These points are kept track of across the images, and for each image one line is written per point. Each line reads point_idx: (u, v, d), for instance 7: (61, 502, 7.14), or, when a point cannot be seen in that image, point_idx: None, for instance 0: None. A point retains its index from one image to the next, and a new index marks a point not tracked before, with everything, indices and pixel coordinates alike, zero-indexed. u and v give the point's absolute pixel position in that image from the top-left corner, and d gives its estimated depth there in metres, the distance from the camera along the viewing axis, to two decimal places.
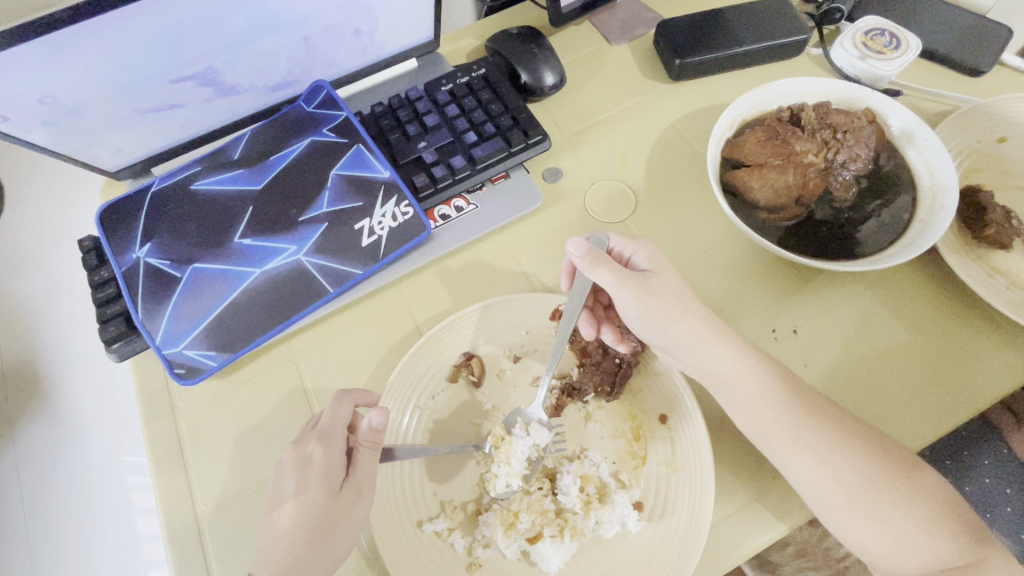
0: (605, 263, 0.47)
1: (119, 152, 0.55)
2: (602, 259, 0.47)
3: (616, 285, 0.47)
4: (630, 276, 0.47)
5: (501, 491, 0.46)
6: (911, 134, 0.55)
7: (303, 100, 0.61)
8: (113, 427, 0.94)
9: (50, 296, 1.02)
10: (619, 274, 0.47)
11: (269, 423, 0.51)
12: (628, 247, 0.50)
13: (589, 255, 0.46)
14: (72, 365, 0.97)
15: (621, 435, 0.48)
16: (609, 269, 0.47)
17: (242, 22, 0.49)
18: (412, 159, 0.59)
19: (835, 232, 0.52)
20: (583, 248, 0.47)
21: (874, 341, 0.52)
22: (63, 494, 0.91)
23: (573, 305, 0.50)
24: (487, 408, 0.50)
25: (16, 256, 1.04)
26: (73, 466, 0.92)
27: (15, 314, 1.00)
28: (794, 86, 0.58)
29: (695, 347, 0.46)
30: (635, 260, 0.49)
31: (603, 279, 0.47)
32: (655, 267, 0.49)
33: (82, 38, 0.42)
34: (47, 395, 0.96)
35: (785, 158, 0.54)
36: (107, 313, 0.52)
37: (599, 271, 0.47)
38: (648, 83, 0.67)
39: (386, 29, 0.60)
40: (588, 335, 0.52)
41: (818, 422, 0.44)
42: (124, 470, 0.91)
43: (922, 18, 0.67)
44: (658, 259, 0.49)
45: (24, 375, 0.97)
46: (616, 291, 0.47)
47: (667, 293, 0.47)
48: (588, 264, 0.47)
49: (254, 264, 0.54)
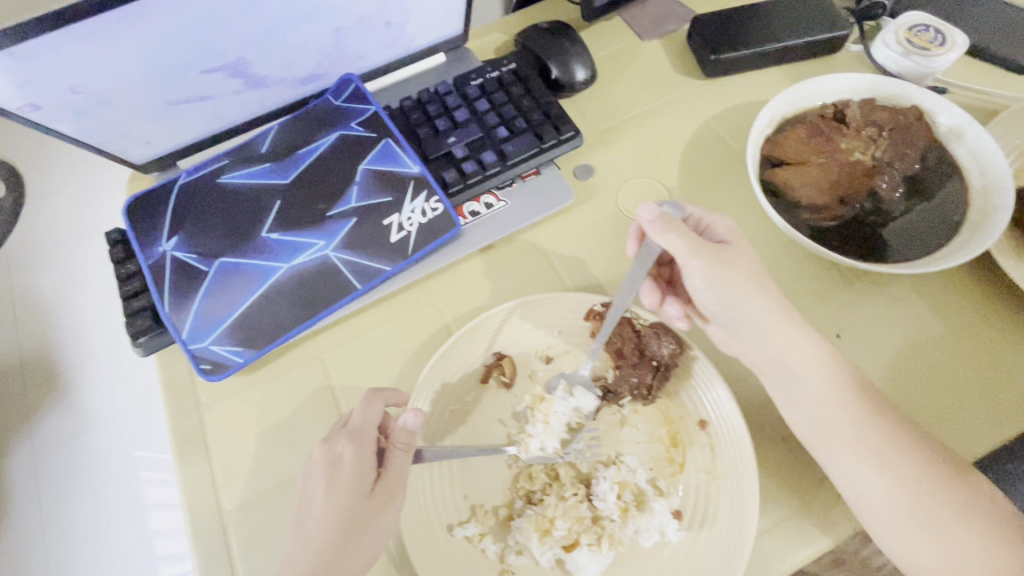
0: (678, 228, 0.43)
1: (148, 143, 0.55)
2: (675, 223, 0.44)
3: (689, 253, 0.44)
4: (706, 244, 0.44)
5: (533, 453, 0.46)
6: (961, 132, 0.53)
7: (331, 94, 0.60)
8: (131, 420, 0.94)
9: (68, 290, 1.02)
10: (692, 241, 0.44)
11: (295, 421, 0.50)
12: (706, 216, 0.48)
13: (660, 219, 0.43)
14: (92, 359, 0.97)
15: (658, 440, 0.46)
16: (683, 235, 0.43)
17: (276, 11, 0.48)
18: (441, 155, 0.58)
19: (884, 233, 0.50)
20: (653, 212, 0.43)
21: (922, 348, 0.50)
22: (80, 487, 0.91)
23: (637, 272, 0.46)
24: (519, 409, 0.48)
25: (34, 250, 1.05)
26: (90, 459, 0.92)
27: (34, 309, 1.01)
28: (837, 83, 0.56)
29: (762, 328, 0.44)
30: (713, 229, 0.47)
31: (675, 246, 0.43)
32: (733, 240, 0.46)
33: (116, 25, 0.42)
34: (65, 390, 0.96)
35: (829, 156, 0.52)
36: (134, 306, 0.52)
37: (670, 237, 0.43)
38: (682, 80, 0.66)
39: (416, 21, 0.59)
40: (649, 303, 0.51)
41: (871, 430, 0.42)
42: (141, 466, 0.91)
43: (967, 14, 0.65)
44: (735, 234, 0.47)
45: (43, 370, 0.97)
46: (688, 261, 0.44)
47: (743, 264, 0.45)
48: (659, 229, 0.43)
49: (281, 259, 0.53)
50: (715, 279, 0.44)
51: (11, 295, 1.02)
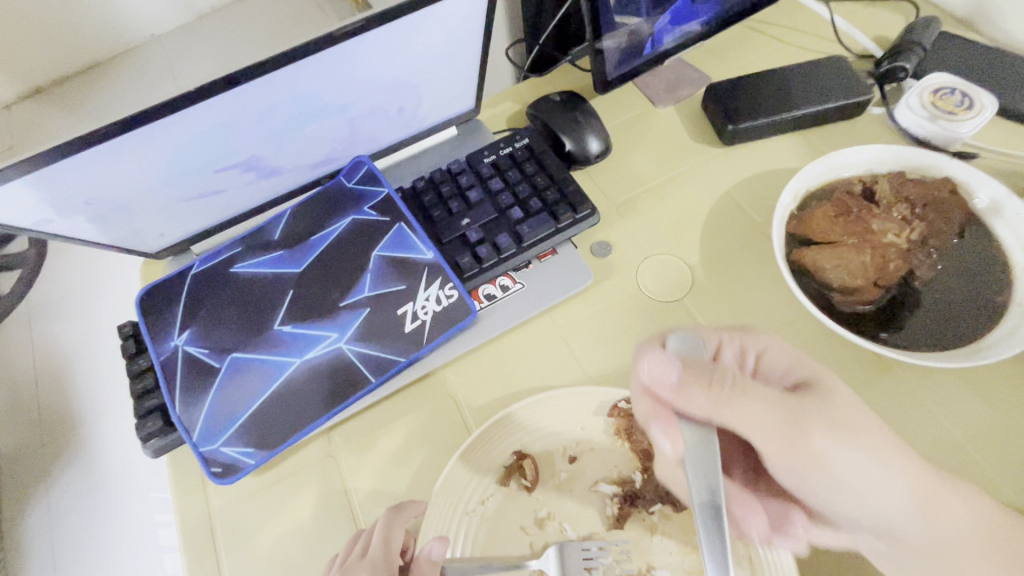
0: (702, 379, 0.38)
1: (162, 235, 0.55)
2: (700, 372, 0.38)
3: (781, 408, 0.38)
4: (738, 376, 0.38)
5: None
6: (1001, 207, 0.50)
7: (343, 175, 0.59)
8: (146, 478, 0.93)
9: (85, 348, 1.03)
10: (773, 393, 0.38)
11: (308, 527, 0.48)
12: (749, 342, 0.43)
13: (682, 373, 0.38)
14: (107, 415, 0.97)
15: (691, 550, 0.43)
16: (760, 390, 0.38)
17: (289, 114, 0.48)
18: (455, 238, 0.57)
19: (924, 317, 0.47)
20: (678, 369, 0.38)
21: (975, 443, 0.46)
22: (89, 550, 0.89)
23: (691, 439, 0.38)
24: (542, 514, 0.46)
25: (61, 305, 1.06)
26: (103, 521, 0.90)
27: (53, 371, 1.01)
28: (864, 154, 0.54)
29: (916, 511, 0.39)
30: (769, 355, 0.43)
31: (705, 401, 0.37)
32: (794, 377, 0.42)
33: (131, 144, 0.42)
34: (79, 457, 0.94)
35: (860, 237, 0.50)
36: (146, 405, 0.51)
37: (746, 396, 0.37)
38: (699, 147, 0.64)
39: (429, 103, 0.58)
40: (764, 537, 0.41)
41: None
42: (156, 527, 0.89)
43: (995, 74, 0.62)
44: (800, 358, 0.42)
45: (58, 435, 0.96)
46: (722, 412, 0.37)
47: (852, 409, 0.39)
48: (683, 387, 0.38)
49: (294, 353, 0.52)
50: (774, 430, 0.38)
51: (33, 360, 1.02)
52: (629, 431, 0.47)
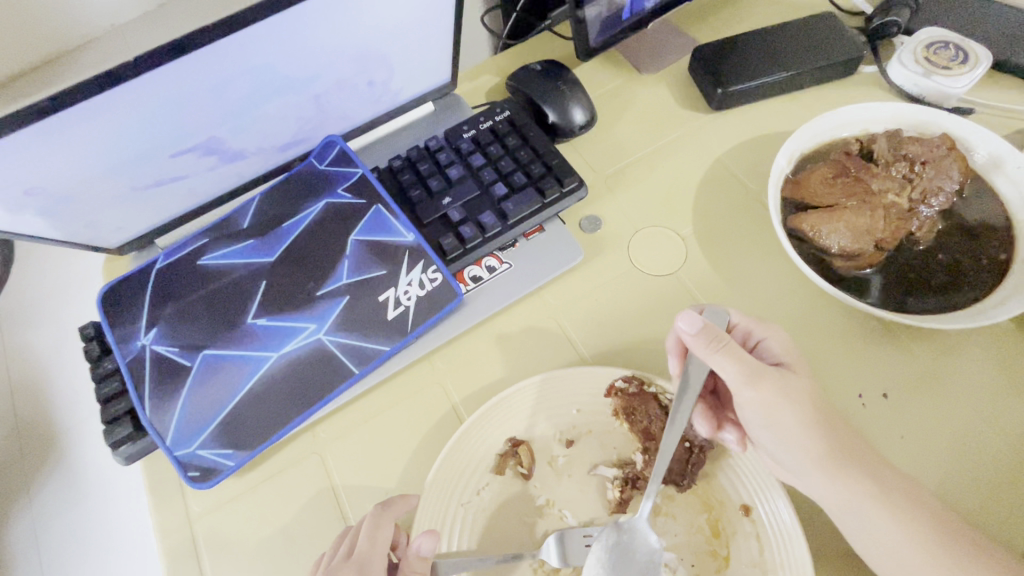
0: (728, 347, 0.40)
1: (120, 229, 0.51)
2: (725, 342, 0.40)
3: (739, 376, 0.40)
4: (760, 367, 0.40)
5: None
6: (1000, 161, 0.48)
7: (314, 157, 0.56)
8: (124, 492, 0.87)
9: (54, 358, 0.93)
10: (748, 365, 0.40)
11: (295, 529, 0.45)
12: (755, 328, 0.43)
13: (709, 336, 0.39)
14: (78, 427, 0.90)
15: (698, 531, 0.42)
16: (732, 357, 0.40)
17: (246, 88, 0.44)
18: (437, 218, 0.54)
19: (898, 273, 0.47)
20: (695, 325, 0.40)
21: (982, 407, 0.44)
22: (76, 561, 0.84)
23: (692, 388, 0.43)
24: (541, 503, 0.44)
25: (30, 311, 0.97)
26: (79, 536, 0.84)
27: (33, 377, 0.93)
28: (858, 113, 0.52)
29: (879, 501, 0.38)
30: (765, 345, 0.43)
31: (731, 371, 0.40)
32: (790, 359, 0.42)
33: (69, 126, 0.38)
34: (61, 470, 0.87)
35: (859, 198, 0.48)
36: (114, 411, 0.47)
37: (719, 358, 0.40)
38: (688, 114, 0.61)
39: (401, 76, 0.55)
40: (707, 434, 0.43)
41: (941, 529, 0.36)
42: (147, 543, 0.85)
43: (987, 25, 0.60)
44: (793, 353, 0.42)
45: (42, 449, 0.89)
46: (741, 384, 0.40)
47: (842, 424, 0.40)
48: (712, 347, 0.40)
49: (271, 348, 0.49)
50: (778, 409, 0.39)
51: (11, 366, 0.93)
52: (629, 413, 0.45)
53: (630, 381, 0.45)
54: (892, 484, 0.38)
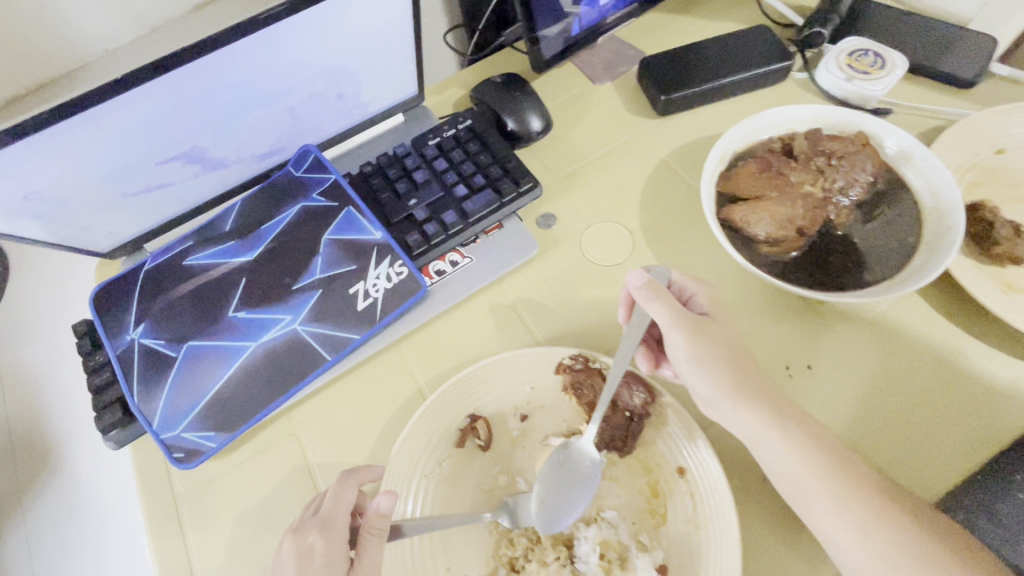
0: (665, 297, 0.45)
1: (111, 234, 0.55)
2: (662, 293, 0.45)
3: (673, 323, 0.44)
4: (689, 315, 0.45)
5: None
6: (908, 154, 0.54)
7: (291, 165, 0.61)
8: (124, 495, 0.91)
9: (54, 369, 1.00)
10: (677, 310, 0.44)
11: (272, 503, 0.49)
12: (689, 284, 0.48)
13: (647, 286, 0.45)
14: (82, 435, 0.95)
15: (638, 492, 0.46)
16: (668, 304, 0.44)
17: (224, 102, 0.49)
18: (403, 218, 0.58)
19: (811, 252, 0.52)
20: (641, 279, 0.45)
21: (897, 375, 0.48)
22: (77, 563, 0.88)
23: (632, 336, 0.47)
24: (497, 472, 0.48)
25: (32, 326, 1.04)
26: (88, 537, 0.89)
27: (33, 387, 0.99)
28: (783, 114, 0.57)
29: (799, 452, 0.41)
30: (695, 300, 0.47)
31: (663, 317, 0.44)
32: (716, 312, 0.46)
33: (64, 137, 0.43)
34: (62, 473, 0.94)
35: (782, 190, 0.53)
36: (105, 399, 0.51)
37: (657, 305, 0.44)
38: (637, 119, 0.67)
39: (369, 89, 0.60)
40: (648, 369, 0.50)
41: (850, 476, 0.40)
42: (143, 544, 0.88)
43: (904, 35, 0.67)
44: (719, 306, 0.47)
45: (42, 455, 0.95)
46: (670, 329, 0.44)
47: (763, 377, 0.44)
48: (648, 296, 0.45)
49: (250, 338, 0.53)
50: (700, 352, 0.44)
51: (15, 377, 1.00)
52: (576, 387, 0.49)
53: (577, 358, 0.50)
54: (801, 425, 0.42)
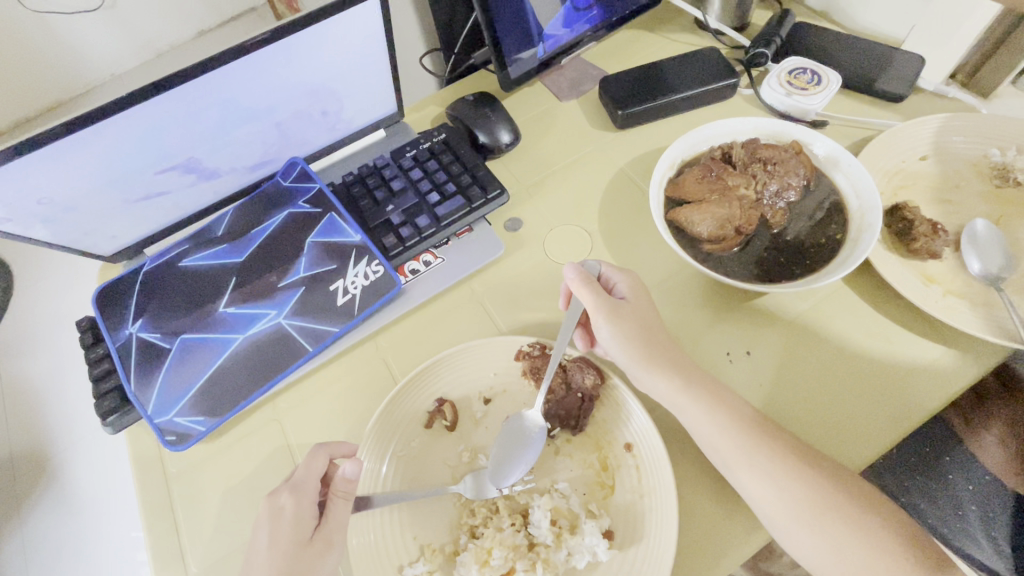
0: (593, 285, 0.50)
1: (113, 238, 0.61)
2: (590, 281, 0.50)
3: (597, 308, 0.49)
4: (612, 301, 0.49)
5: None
6: (836, 160, 0.60)
7: (280, 176, 0.67)
8: (119, 499, 0.95)
9: (54, 379, 1.04)
10: (602, 297, 0.49)
11: (256, 482, 0.53)
12: (614, 275, 0.53)
13: (579, 276, 0.50)
14: (81, 441, 0.99)
15: (589, 466, 0.50)
16: (594, 291, 0.49)
17: (219, 116, 0.55)
18: (381, 222, 0.64)
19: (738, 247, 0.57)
20: (575, 271, 0.50)
21: (825, 358, 0.53)
22: (69, 564, 0.90)
23: (569, 320, 0.53)
24: (461, 450, 0.52)
25: (34, 337, 1.08)
26: (81, 540, 0.92)
27: (33, 396, 1.03)
28: (725, 126, 0.63)
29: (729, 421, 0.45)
30: (619, 288, 0.52)
31: (589, 302, 0.49)
32: (634, 298, 0.51)
33: (75, 146, 0.48)
34: (58, 479, 0.97)
35: (721, 193, 0.58)
36: (103, 387, 0.56)
37: (584, 292, 0.49)
38: (598, 133, 0.73)
39: (351, 107, 0.66)
40: (584, 348, 0.55)
41: (774, 444, 0.45)
42: (132, 547, 0.90)
43: (840, 54, 0.73)
44: (639, 293, 0.51)
45: (40, 462, 0.98)
46: (594, 312, 0.49)
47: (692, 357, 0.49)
48: (579, 285, 0.50)
49: (238, 330, 0.58)
50: (621, 333, 0.48)
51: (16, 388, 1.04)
52: (535, 371, 0.54)
53: (535, 345, 0.55)
54: (725, 399, 0.47)
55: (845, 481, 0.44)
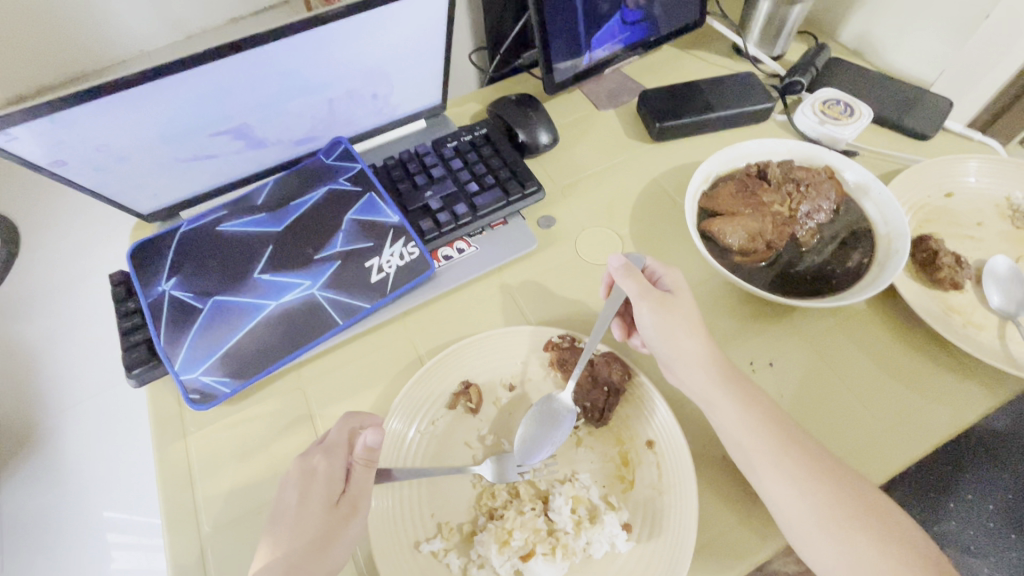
0: (636, 276, 0.52)
1: (154, 196, 0.61)
2: (633, 272, 0.53)
3: (640, 296, 0.51)
4: (655, 291, 0.51)
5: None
6: (866, 187, 0.62)
7: (322, 153, 0.68)
8: (100, 471, 0.88)
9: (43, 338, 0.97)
10: (644, 287, 0.52)
11: (275, 447, 0.53)
12: (660, 268, 0.55)
13: (622, 266, 0.53)
14: (63, 410, 0.92)
15: (610, 460, 0.51)
16: (637, 281, 0.52)
17: (278, 85, 0.57)
18: (419, 206, 0.65)
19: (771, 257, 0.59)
20: (620, 262, 0.53)
21: (845, 374, 0.54)
22: (36, 535, 0.84)
23: (609, 308, 0.55)
24: (483, 433, 0.53)
25: None
26: (54, 511, 0.86)
27: (16, 361, 0.94)
28: (761, 146, 0.65)
29: (749, 425, 0.47)
30: (663, 281, 0.54)
31: (632, 291, 0.51)
32: (680, 290, 0.53)
33: (139, 97, 0.50)
34: (38, 452, 0.89)
35: (755, 208, 0.60)
36: (131, 340, 0.56)
37: (628, 282, 0.52)
38: (634, 142, 0.75)
39: (400, 93, 0.68)
40: (620, 338, 0.56)
41: (794, 449, 0.46)
42: (103, 527, 0.85)
43: (872, 91, 0.76)
44: (681, 285, 0.53)
45: (19, 434, 0.90)
46: (637, 302, 0.51)
47: (719, 360, 0.50)
48: (622, 275, 0.53)
49: (271, 297, 0.59)
50: (663, 322, 0.50)
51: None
52: (562, 363, 0.55)
53: (565, 337, 0.56)
54: (748, 403, 0.48)
55: (862, 492, 0.45)
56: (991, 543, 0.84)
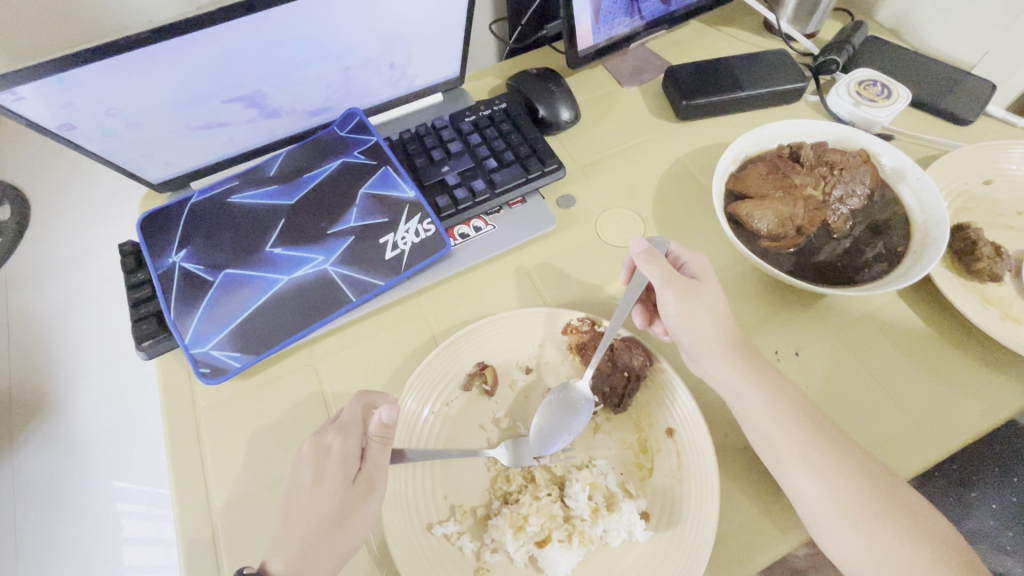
0: (660, 261, 0.50)
1: (165, 165, 0.60)
2: (658, 257, 0.50)
3: (665, 283, 0.49)
4: (680, 277, 0.49)
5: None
6: (903, 172, 0.59)
7: (336, 125, 0.66)
8: (109, 443, 0.88)
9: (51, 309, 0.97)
10: (669, 272, 0.49)
11: (287, 424, 0.52)
12: (684, 254, 0.53)
13: (646, 251, 0.50)
14: (73, 380, 0.91)
15: (629, 447, 0.50)
16: (661, 266, 0.49)
17: (293, 51, 0.54)
18: (435, 182, 0.63)
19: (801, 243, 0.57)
20: (642, 246, 0.51)
21: (875, 366, 0.52)
22: (48, 505, 0.85)
23: (630, 294, 0.53)
24: (498, 416, 0.51)
25: None
26: (64, 482, 0.86)
27: (27, 331, 0.94)
28: (793, 127, 0.63)
29: (776, 415, 0.45)
30: (688, 267, 0.52)
31: (656, 277, 0.49)
32: (705, 276, 0.51)
33: (150, 58, 0.48)
34: (50, 422, 0.89)
35: (786, 191, 0.58)
36: (141, 312, 0.55)
37: (652, 267, 0.49)
38: (658, 121, 0.72)
39: (418, 64, 0.65)
40: (642, 326, 0.55)
41: (822, 442, 0.44)
42: (115, 497, 0.85)
43: (910, 72, 0.72)
44: (707, 271, 0.51)
45: (30, 404, 0.90)
46: (661, 288, 0.49)
47: (746, 348, 0.48)
48: (645, 260, 0.50)
49: (283, 272, 0.57)
50: (688, 309, 0.48)
51: (7, 319, 0.95)
52: (581, 347, 0.54)
53: (585, 320, 0.54)
54: (775, 394, 0.46)
55: (892, 488, 0.44)
56: (1006, 537, 0.84)
